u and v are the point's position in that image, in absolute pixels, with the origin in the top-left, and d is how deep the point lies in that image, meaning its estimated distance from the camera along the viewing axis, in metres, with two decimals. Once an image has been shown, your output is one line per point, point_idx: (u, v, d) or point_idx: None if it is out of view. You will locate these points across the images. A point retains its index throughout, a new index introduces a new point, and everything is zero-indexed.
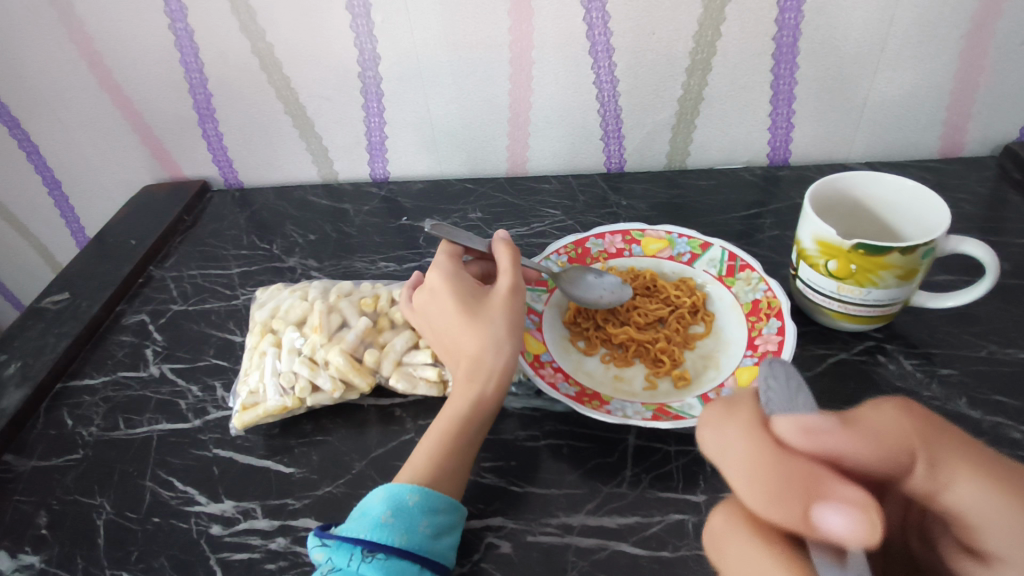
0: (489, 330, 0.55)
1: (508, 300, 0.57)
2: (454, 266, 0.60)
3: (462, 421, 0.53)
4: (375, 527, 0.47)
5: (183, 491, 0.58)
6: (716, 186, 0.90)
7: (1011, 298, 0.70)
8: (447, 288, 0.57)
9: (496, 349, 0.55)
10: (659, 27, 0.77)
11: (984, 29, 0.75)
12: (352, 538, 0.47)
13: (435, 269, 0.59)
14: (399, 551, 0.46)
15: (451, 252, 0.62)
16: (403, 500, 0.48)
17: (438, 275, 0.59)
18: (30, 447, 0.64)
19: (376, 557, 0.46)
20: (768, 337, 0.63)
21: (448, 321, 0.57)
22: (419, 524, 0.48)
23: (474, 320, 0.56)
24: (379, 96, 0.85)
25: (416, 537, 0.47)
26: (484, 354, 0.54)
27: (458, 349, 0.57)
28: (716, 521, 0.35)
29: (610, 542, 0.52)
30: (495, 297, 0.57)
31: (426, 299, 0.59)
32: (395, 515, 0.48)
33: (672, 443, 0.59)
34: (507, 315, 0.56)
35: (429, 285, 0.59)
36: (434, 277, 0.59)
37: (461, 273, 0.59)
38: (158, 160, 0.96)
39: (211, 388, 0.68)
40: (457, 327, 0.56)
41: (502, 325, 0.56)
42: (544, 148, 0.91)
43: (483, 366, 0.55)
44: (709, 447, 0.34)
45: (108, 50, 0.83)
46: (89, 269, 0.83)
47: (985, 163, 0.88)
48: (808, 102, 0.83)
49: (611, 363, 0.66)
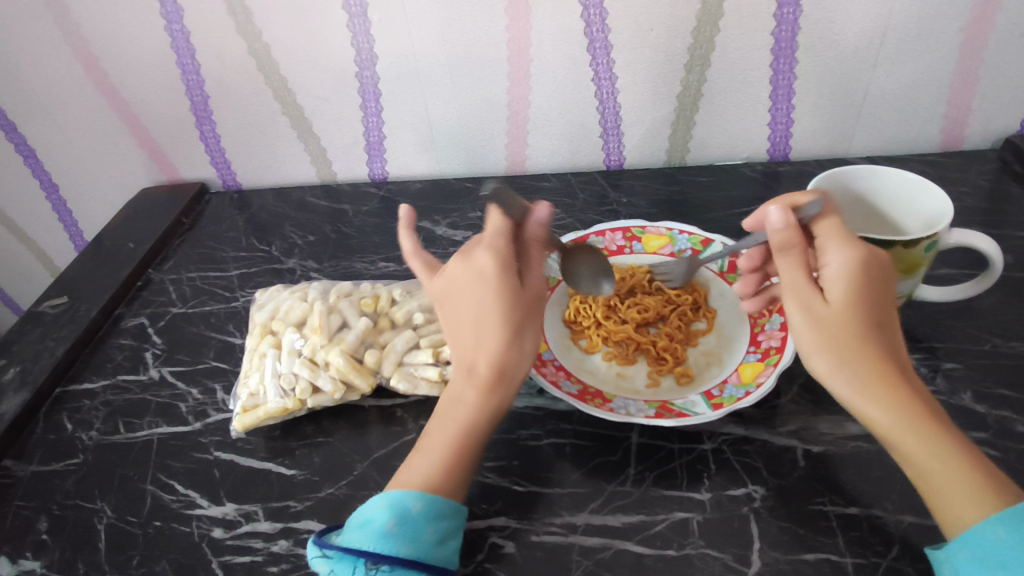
0: (520, 337, 0.53)
1: (541, 307, 0.57)
2: (508, 250, 0.56)
3: (472, 428, 0.51)
4: (379, 538, 0.46)
5: (184, 494, 0.58)
6: (716, 182, 0.89)
7: (1013, 290, 0.70)
8: (498, 276, 0.54)
9: (521, 357, 0.53)
10: (657, 23, 0.76)
11: (985, 21, 0.74)
12: (355, 550, 0.46)
13: (490, 252, 0.56)
14: (404, 561, 0.46)
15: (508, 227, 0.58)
16: (407, 508, 0.47)
17: (491, 258, 0.55)
18: (30, 452, 0.63)
19: (381, 569, 0.46)
20: (771, 333, 0.63)
21: (480, 311, 0.53)
22: (424, 531, 0.47)
23: (514, 318, 0.53)
24: (376, 96, 0.85)
25: (422, 545, 0.47)
26: (513, 357, 0.53)
27: (479, 345, 0.53)
28: (853, 391, 0.47)
29: (615, 541, 0.51)
30: (534, 300, 0.56)
31: (467, 273, 0.55)
32: (399, 524, 0.47)
33: (675, 441, 0.58)
34: (539, 323, 0.56)
35: (476, 263, 0.55)
36: (487, 258, 0.55)
37: (512, 261, 0.56)
38: (155, 162, 0.96)
39: (211, 391, 0.68)
40: (490, 323, 0.53)
41: (535, 333, 0.55)
42: (544, 146, 0.91)
43: (505, 373, 0.52)
44: (786, 261, 0.51)
45: (104, 53, 0.83)
46: (88, 273, 0.82)
47: (986, 156, 0.87)
48: (808, 97, 0.82)
49: (613, 361, 0.66)
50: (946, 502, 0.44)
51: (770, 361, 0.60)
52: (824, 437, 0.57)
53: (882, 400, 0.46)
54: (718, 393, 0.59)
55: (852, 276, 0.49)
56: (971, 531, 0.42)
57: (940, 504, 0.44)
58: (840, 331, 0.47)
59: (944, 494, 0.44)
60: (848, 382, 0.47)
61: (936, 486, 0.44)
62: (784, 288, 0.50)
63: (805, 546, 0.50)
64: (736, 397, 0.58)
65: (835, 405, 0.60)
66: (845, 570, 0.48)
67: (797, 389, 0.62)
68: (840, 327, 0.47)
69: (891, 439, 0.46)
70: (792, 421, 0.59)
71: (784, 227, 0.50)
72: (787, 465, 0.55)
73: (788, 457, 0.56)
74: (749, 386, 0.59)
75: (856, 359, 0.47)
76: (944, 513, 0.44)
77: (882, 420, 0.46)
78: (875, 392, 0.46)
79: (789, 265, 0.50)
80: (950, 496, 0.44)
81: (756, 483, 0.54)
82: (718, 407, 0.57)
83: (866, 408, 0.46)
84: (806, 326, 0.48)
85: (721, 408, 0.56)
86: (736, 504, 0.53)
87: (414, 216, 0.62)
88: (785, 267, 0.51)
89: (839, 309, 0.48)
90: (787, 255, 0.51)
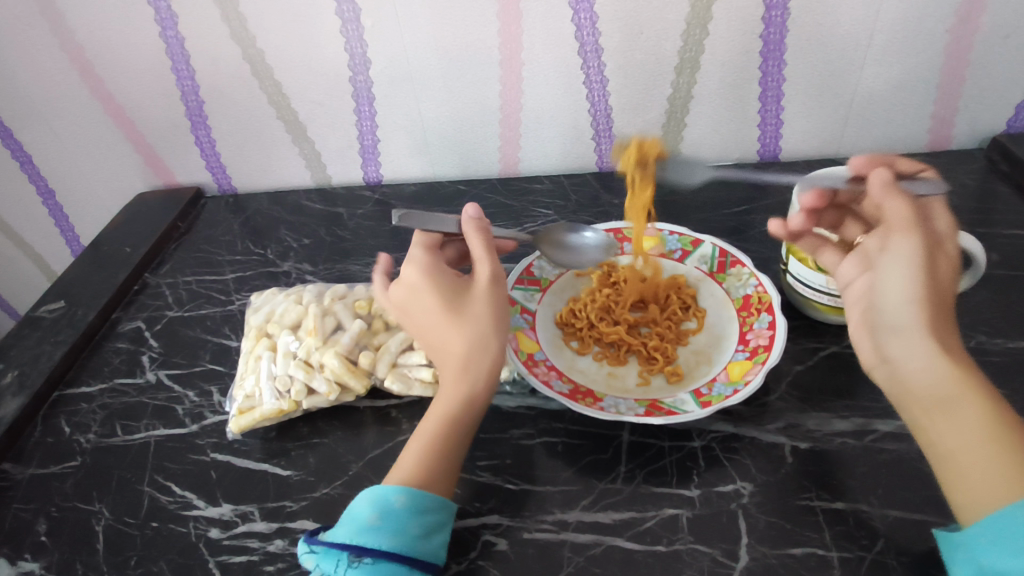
0: (470, 325, 0.54)
1: (490, 291, 0.56)
2: (430, 260, 0.58)
3: (453, 421, 0.53)
4: (363, 531, 0.47)
5: (181, 495, 0.59)
6: (706, 183, 0.90)
7: (998, 288, 0.71)
8: (427, 284, 0.56)
9: (478, 341, 0.54)
10: (647, 27, 0.77)
11: (969, 23, 0.76)
12: (340, 543, 0.47)
13: (414, 264, 0.58)
14: (388, 553, 0.46)
15: (430, 243, 0.61)
16: (390, 503, 0.48)
17: (416, 271, 0.58)
18: (28, 455, 0.64)
19: (363, 561, 0.46)
20: (759, 331, 0.64)
21: (430, 319, 0.56)
22: (406, 525, 0.48)
23: (456, 312, 0.55)
24: (370, 100, 0.86)
25: (404, 538, 0.47)
26: (467, 348, 0.54)
27: (441, 348, 0.55)
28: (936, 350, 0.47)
29: (606, 538, 0.52)
30: (478, 289, 0.56)
31: (405, 295, 0.58)
32: (382, 517, 0.48)
33: (666, 439, 0.59)
34: (493, 308, 0.55)
35: (407, 282, 0.58)
36: (412, 273, 0.58)
37: (441, 268, 0.58)
38: (150, 167, 0.96)
39: (208, 394, 0.69)
40: (439, 326, 0.55)
41: (485, 314, 0.55)
42: (536, 149, 0.92)
43: (467, 362, 0.54)
44: (896, 224, 0.50)
45: (100, 60, 0.84)
46: (84, 277, 0.83)
47: (973, 155, 0.88)
48: (796, 98, 0.83)
49: (604, 361, 0.67)
50: (975, 484, 0.43)
51: (758, 359, 0.61)
52: (812, 434, 0.58)
53: (959, 371, 0.46)
54: (706, 391, 0.60)
55: (955, 239, 0.53)
56: (1000, 513, 0.41)
57: (966, 490, 0.43)
58: (938, 292, 0.48)
59: (964, 475, 0.44)
60: (933, 343, 0.47)
61: (961, 466, 0.44)
62: (899, 225, 0.49)
63: (791, 540, 0.51)
64: (724, 395, 0.59)
65: (822, 403, 0.61)
66: (831, 564, 0.49)
67: (785, 387, 0.63)
68: (937, 284, 0.49)
69: (951, 410, 0.45)
70: (780, 419, 0.60)
71: (881, 189, 0.51)
72: (774, 461, 0.56)
73: (776, 454, 0.57)
74: (737, 384, 0.60)
75: (946, 321, 0.48)
76: (972, 498, 0.43)
77: (950, 387, 0.46)
78: (954, 353, 0.47)
79: (904, 202, 0.50)
80: (973, 478, 0.43)
81: (744, 479, 0.55)
82: (707, 405, 0.58)
83: (947, 365, 0.46)
84: (916, 278, 0.48)
85: (710, 406, 0.57)
86: (724, 500, 0.54)
87: (388, 262, 0.64)
88: (895, 205, 0.50)
89: (941, 277, 0.49)
90: (898, 195, 0.51)
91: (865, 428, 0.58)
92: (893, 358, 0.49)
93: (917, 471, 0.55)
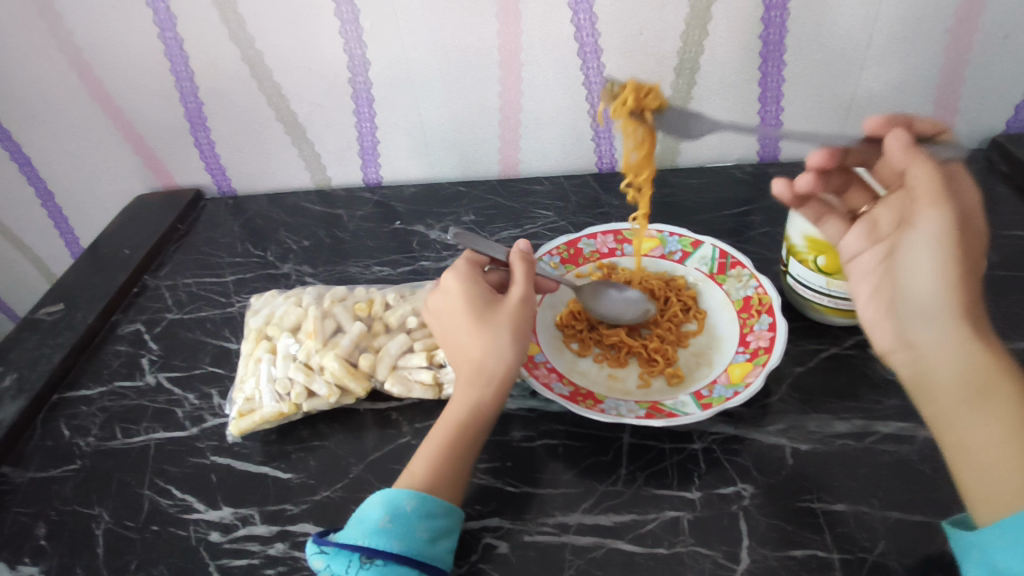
0: (491, 336, 0.55)
1: (518, 309, 0.57)
2: (470, 271, 0.61)
3: (461, 429, 0.53)
4: (373, 533, 0.47)
5: (182, 499, 0.59)
6: (706, 185, 0.90)
7: (999, 289, 0.71)
8: (461, 292, 0.58)
9: (498, 354, 0.55)
10: (646, 27, 0.77)
11: (968, 23, 0.76)
12: (349, 545, 0.47)
13: (454, 272, 0.60)
14: (396, 556, 0.46)
15: (475, 259, 0.63)
16: (400, 506, 0.49)
17: (454, 278, 0.60)
18: (28, 459, 0.64)
19: (374, 563, 0.46)
20: (760, 332, 0.64)
21: (456, 324, 0.57)
22: (416, 528, 0.48)
23: (482, 322, 0.56)
24: (369, 101, 0.86)
25: (413, 542, 0.47)
26: (484, 358, 0.55)
27: (461, 354, 0.57)
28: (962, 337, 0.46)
29: (607, 541, 0.52)
30: (509, 304, 0.57)
31: (439, 299, 0.60)
32: (393, 520, 0.48)
33: (666, 441, 0.59)
34: (516, 325, 0.56)
35: (444, 286, 0.60)
36: (451, 279, 0.60)
37: (480, 280, 0.60)
38: (149, 169, 0.96)
39: (207, 396, 0.68)
40: (462, 332, 0.56)
41: (507, 330, 0.56)
42: (536, 150, 0.92)
43: (483, 372, 0.55)
44: (924, 191, 0.49)
45: (99, 62, 0.84)
46: (83, 280, 0.83)
47: (973, 156, 0.88)
48: (796, 99, 0.83)
49: (605, 363, 0.67)
50: (997, 484, 0.41)
51: (759, 361, 0.61)
52: (812, 436, 0.58)
53: (989, 362, 0.45)
54: (707, 393, 0.60)
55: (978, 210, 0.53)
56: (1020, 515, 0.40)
57: (984, 490, 0.42)
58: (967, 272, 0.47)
59: (986, 475, 0.42)
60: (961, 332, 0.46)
61: (984, 463, 0.42)
62: (927, 197, 0.48)
63: (793, 542, 0.51)
64: (725, 398, 0.59)
65: (823, 405, 0.61)
66: (833, 566, 0.49)
67: (786, 389, 0.63)
68: (967, 263, 0.48)
69: (976, 401, 0.44)
70: (781, 420, 0.60)
71: (903, 152, 0.52)
72: (775, 463, 0.56)
73: (776, 456, 0.57)
74: (738, 387, 0.60)
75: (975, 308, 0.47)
76: (988, 498, 0.42)
77: (979, 375, 0.44)
78: (986, 341, 0.46)
79: (926, 169, 0.49)
80: (995, 471, 0.42)
81: (745, 482, 0.55)
82: (707, 407, 0.58)
83: (978, 352, 0.45)
84: (945, 254, 0.47)
85: (710, 408, 0.57)
86: (725, 502, 0.54)
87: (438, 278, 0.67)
88: (919, 172, 0.50)
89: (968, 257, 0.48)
90: (923, 161, 0.50)
91: (866, 430, 0.58)
92: (921, 345, 0.48)
93: (917, 473, 0.55)
